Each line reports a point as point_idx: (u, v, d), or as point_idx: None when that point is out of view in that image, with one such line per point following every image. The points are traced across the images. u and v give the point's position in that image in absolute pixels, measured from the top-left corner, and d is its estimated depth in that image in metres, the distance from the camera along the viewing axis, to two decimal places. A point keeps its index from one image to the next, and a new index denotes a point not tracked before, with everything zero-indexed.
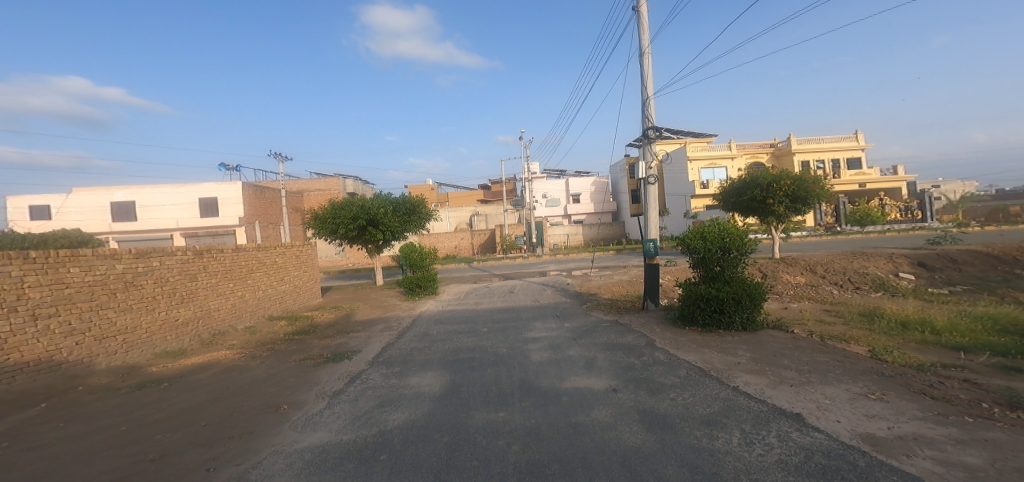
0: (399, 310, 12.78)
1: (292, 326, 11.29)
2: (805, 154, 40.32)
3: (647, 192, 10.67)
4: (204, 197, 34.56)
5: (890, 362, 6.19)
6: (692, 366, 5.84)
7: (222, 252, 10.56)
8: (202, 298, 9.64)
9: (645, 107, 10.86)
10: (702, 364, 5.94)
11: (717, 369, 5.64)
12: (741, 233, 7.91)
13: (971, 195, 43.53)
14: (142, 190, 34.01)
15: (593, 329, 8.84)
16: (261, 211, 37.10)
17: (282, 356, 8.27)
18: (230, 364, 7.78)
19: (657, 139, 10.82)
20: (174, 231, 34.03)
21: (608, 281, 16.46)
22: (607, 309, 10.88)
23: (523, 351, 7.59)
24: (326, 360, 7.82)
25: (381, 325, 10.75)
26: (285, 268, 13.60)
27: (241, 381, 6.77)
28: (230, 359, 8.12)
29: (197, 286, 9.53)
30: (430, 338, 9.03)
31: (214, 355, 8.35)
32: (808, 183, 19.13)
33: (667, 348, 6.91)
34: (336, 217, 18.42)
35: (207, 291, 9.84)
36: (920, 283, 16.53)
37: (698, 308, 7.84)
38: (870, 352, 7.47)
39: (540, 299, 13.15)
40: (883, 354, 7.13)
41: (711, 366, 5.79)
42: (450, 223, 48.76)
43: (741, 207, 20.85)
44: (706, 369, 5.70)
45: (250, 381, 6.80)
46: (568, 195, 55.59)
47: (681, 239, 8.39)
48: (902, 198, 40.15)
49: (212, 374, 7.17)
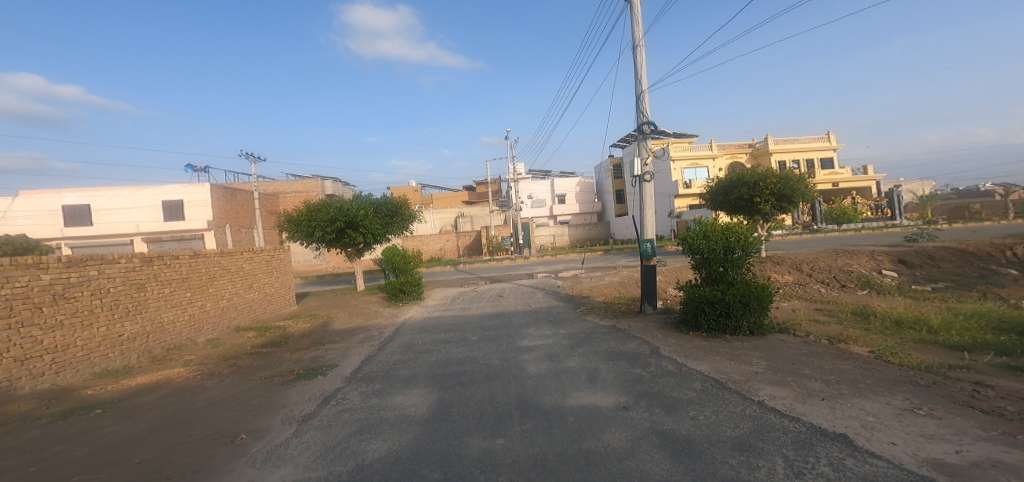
0: (381, 317, 11.97)
1: (261, 337, 10.36)
2: (781, 155, 41.07)
3: (643, 190, 10.15)
4: (168, 199, 32.68)
5: (906, 366, 5.86)
6: (707, 379, 5.34)
7: (177, 259, 9.57)
8: (152, 310, 8.67)
9: (639, 102, 10.37)
10: (718, 375, 5.44)
11: (737, 381, 5.16)
12: (745, 233, 7.45)
13: (937, 194, 45.22)
14: (99, 192, 31.93)
15: (590, 336, 8.30)
16: (231, 214, 35.40)
17: (246, 373, 7.40)
18: (183, 384, 6.88)
19: (651, 136, 10.29)
20: (135, 236, 32.08)
21: (599, 283, 16.00)
22: (602, 313, 10.36)
23: (519, 363, 6.98)
24: (296, 378, 7.01)
25: (361, 335, 9.96)
26: (254, 274, 12.61)
27: (195, 405, 5.94)
28: (184, 378, 7.20)
29: (146, 297, 8.55)
30: (415, 349, 8.32)
31: (165, 373, 7.42)
32: (794, 181, 19.27)
33: (673, 357, 6.42)
34: (312, 219, 17.41)
35: (158, 301, 8.86)
36: (904, 280, 16.66)
37: (701, 312, 7.39)
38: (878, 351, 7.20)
39: (530, 303, 12.56)
40: (892, 356, 6.85)
41: (729, 378, 5.31)
42: (434, 225, 47.79)
43: (729, 206, 20.72)
44: (724, 381, 5.21)
45: (205, 404, 5.96)
46: (552, 196, 55.25)
47: (682, 239, 7.92)
48: (874, 197, 41.31)
49: (160, 397, 6.28)
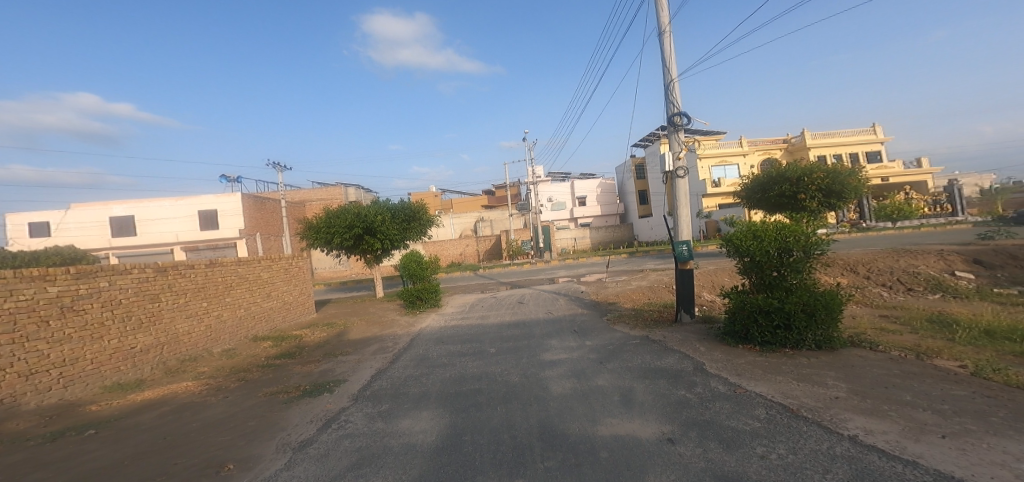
0: (398, 326, 11.42)
1: (276, 347, 9.98)
2: (821, 149, 38.60)
3: (676, 187, 9.12)
4: (204, 209, 33.69)
5: (1016, 384, 4.81)
6: (772, 405, 4.42)
7: (193, 268, 9.29)
8: (166, 321, 8.35)
9: (669, 92, 9.40)
10: (787, 400, 4.52)
11: (812, 409, 4.24)
12: (805, 231, 6.34)
13: (1005, 186, 41.20)
14: (141, 204, 33.22)
15: (622, 348, 7.41)
16: (261, 222, 36.12)
17: (253, 387, 6.93)
18: (187, 400, 6.43)
19: (684, 128, 9.25)
20: (174, 245, 33.22)
21: (627, 288, 14.97)
22: (633, 322, 9.41)
23: (543, 381, 6.21)
24: (301, 395, 6.45)
25: (375, 346, 9.40)
26: (272, 282, 12.32)
27: (192, 426, 5.44)
28: (191, 392, 6.78)
29: (160, 307, 8.25)
30: (429, 363, 7.66)
31: (173, 387, 7.03)
32: (845, 176, 17.62)
33: (725, 376, 5.48)
34: (330, 226, 17.19)
35: (173, 312, 8.56)
36: (982, 283, 14.78)
37: (754, 323, 6.37)
38: (972, 365, 6.09)
39: (553, 310, 11.71)
40: (992, 371, 5.72)
41: (802, 404, 4.39)
42: (454, 230, 47.65)
43: (769, 204, 19.07)
44: (796, 409, 4.30)
45: (202, 425, 5.45)
46: (573, 199, 54.15)
47: (727, 240, 6.90)
48: (929, 192, 38.12)
49: (159, 415, 5.83)
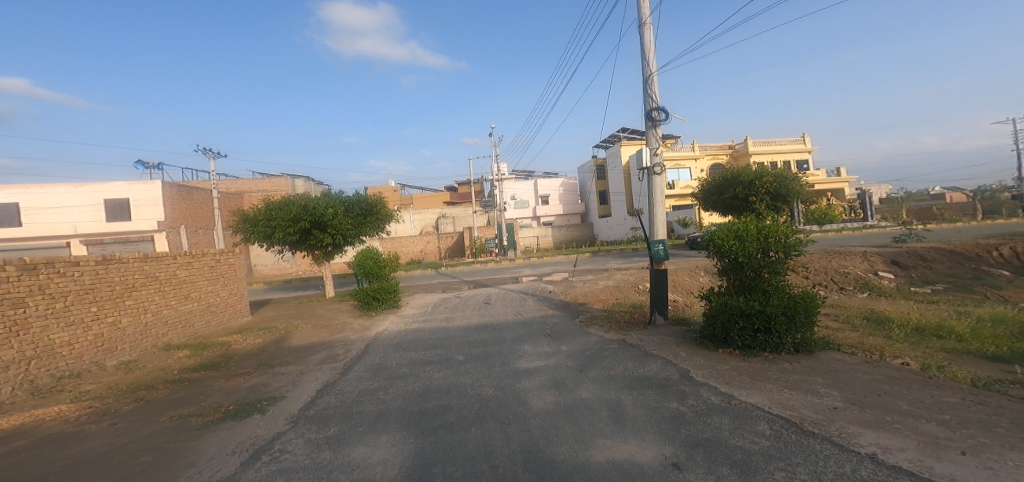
0: (348, 330, 10.33)
1: (196, 358, 8.56)
2: (759, 157, 41.20)
3: (653, 184, 8.87)
4: (111, 198, 29.74)
5: (979, 385, 4.90)
6: (775, 419, 4.08)
7: (75, 267, 7.69)
8: (36, 331, 6.78)
9: (648, 85, 9.12)
10: (789, 413, 4.21)
11: (818, 423, 3.93)
12: (786, 232, 6.15)
13: (911, 194, 46.08)
14: (28, 189, 28.68)
15: (599, 356, 6.96)
16: (186, 214, 32.59)
17: (152, 409, 5.68)
18: (56, 429, 5.11)
19: (661, 123, 9.02)
20: (71, 238, 28.95)
21: (592, 288, 14.76)
22: (605, 324, 9.06)
23: (519, 396, 5.58)
24: (222, 417, 5.35)
25: (323, 354, 8.33)
26: (192, 282, 10.72)
27: (55, 467, 4.22)
28: (64, 419, 5.43)
29: (27, 314, 6.67)
30: (387, 374, 6.78)
31: (40, 413, 5.61)
32: (789, 182, 18.73)
33: (715, 386, 5.15)
34: (272, 219, 15.51)
35: (46, 319, 6.97)
36: (902, 282, 16.13)
37: (735, 326, 6.15)
38: (921, 359, 6.33)
39: (520, 311, 11.16)
40: (946, 367, 5.90)
41: (805, 417, 4.08)
42: (414, 226, 45.75)
43: (723, 205, 19.86)
44: (802, 423, 3.97)
45: (70, 465, 4.25)
46: (535, 197, 54.22)
47: (710, 240, 6.61)
48: (847, 199, 41.93)
49: (5, 455, 4.52)
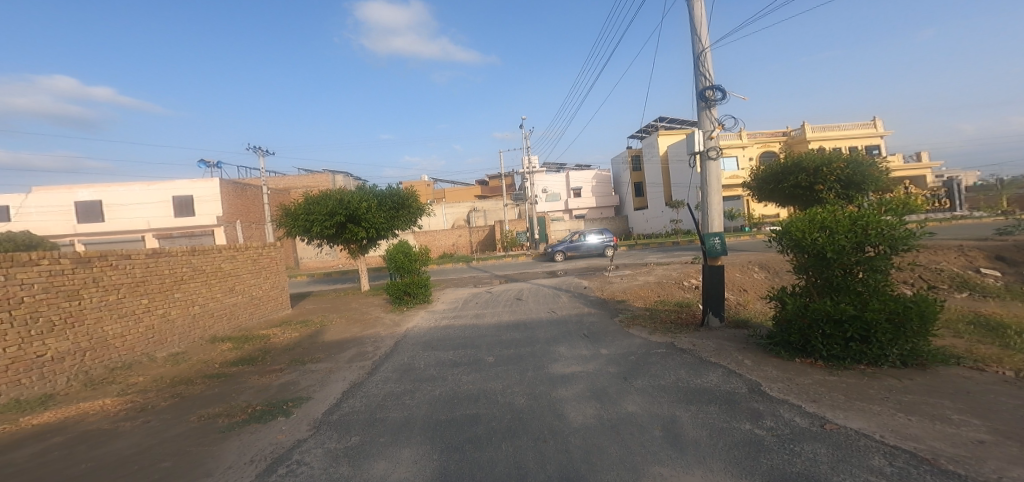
0: (380, 326, 10.08)
1: (236, 351, 8.55)
2: (821, 142, 37.70)
3: (707, 170, 7.86)
4: (177, 195, 31.79)
5: None
6: (901, 456, 3.22)
7: (129, 260, 7.77)
8: (91, 322, 6.84)
9: (699, 62, 8.03)
10: (919, 452, 3.29)
11: (964, 466, 3.01)
12: (891, 222, 5.04)
13: (1005, 180, 40.63)
14: (109, 188, 31.21)
15: (646, 362, 6.17)
16: (241, 209, 34.29)
17: (184, 407, 5.49)
18: (94, 425, 4.98)
19: (716, 104, 7.96)
20: (144, 232, 31.32)
21: (633, 284, 13.79)
22: (650, 325, 8.21)
23: (556, 408, 4.93)
24: (247, 419, 5.06)
25: (354, 350, 8.07)
26: (236, 275, 10.84)
27: (81, 469, 3.98)
28: (104, 414, 5.32)
29: (82, 306, 6.72)
30: (414, 376, 6.33)
31: (85, 406, 5.56)
32: (864, 166, 16.67)
33: (800, 405, 4.27)
34: (310, 213, 15.70)
35: (100, 311, 7.02)
36: (1010, 281, 13.87)
37: (821, 333, 5.18)
38: None
39: (556, 309, 10.46)
40: None
41: (943, 458, 3.19)
42: (447, 220, 45.90)
43: (781, 195, 18.09)
44: (940, 465, 3.07)
45: (99, 466, 4.04)
46: (568, 189, 52.94)
47: (789, 232, 5.58)
48: (928, 186, 37.43)
49: (43, 451, 4.39)
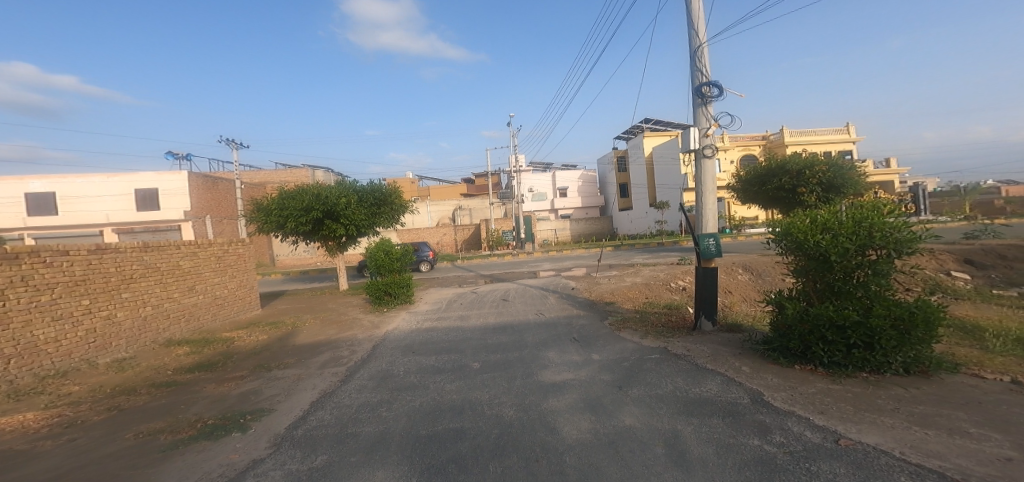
0: (358, 327, 9.54)
1: (193, 356, 7.85)
2: (798, 147, 38.58)
3: (702, 169, 7.59)
4: (142, 188, 30.20)
5: None
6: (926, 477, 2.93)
7: (66, 256, 7.01)
8: (18, 325, 6.10)
9: (696, 57, 7.76)
10: (946, 472, 3.00)
11: None
12: (896, 224, 4.71)
13: (968, 186, 42.44)
14: (65, 179, 29.35)
15: (640, 369, 5.83)
16: (212, 204, 32.81)
17: (120, 423, 4.85)
18: (7, 445, 4.31)
19: (712, 101, 7.71)
20: (104, 227, 29.57)
21: (620, 285, 13.55)
22: (642, 328, 7.92)
23: (547, 421, 4.53)
24: (195, 435, 4.49)
25: (327, 355, 7.52)
26: (197, 273, 10.08)
27: None
28: (24, 431, 4.65)
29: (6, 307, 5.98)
30: (391, 384, 5.83)
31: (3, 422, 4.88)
32: (845, 170, 16.95)
33: (809, 418, 3.99)
34: (284, 208, 14.90)
35: (30, 313, 6.29)
36: (980, 284, 14.27)
37: (822, 339, 4.93)
38: None
39: (543, 310, 10.10)
40: None
41: (973, 479, 2.89)
42: (431, 218, 45.14)
43: (764, 197, 18.22)
44: None
45: None
46: (553, 189, 52.86)
47: (788, 234, 5.30)
48: (897, 191, 38.77)
49: None
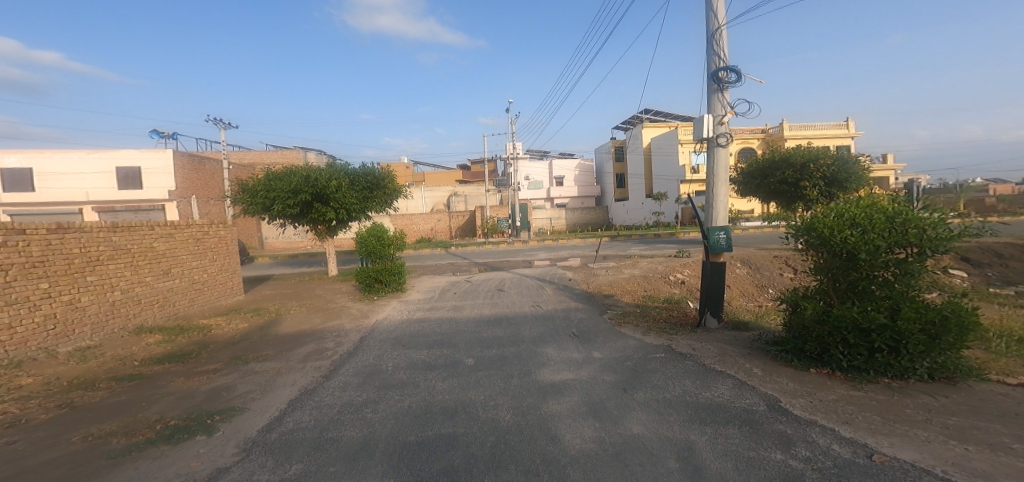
0: (345, 316, 9.10)
1: (165, 345, 7.37)
2: (795, 141, 38.37)
3: (714, 157, 7.19)
4: (124, 166, 29.15)
5: None
6: None
7: (20, 236, 6.48)
8: None
9: (713, 39, 7.27)
10: None
11: None
12: (931, 222, 4.33)
13: (961, 184, 42.66)
14: (42, 154, 28.18)
15: (644, 370, 5.45)
16: (197, 184, 31.81)
17: (71, 424, 4.41)
18: None
19: (729, 86, 7.26)
20: (83, 205, 28.47)
21: (618, 276, 13.21)
22: (644, 324, 7.54)
23: (548, 428, 4.13)
24: (151, 440, 4.05)
25: (309, 346, 7.07)
26: (173, 257, 9.55)
27: None
28: None
29: None
30: (378, 382, 5.40)
31: None
32: (850, 164, 16.68)
33: (833, 429, 3.61)
34: (271, 190, 14.28)
35: None
36: (977, 282, 14.14)
37: (842, 342, 4.57)
38: None
39: (539, 302, 9.71)
40: None
41: None
42: (425, 203, 44.42)
43: (766, 190, 17.91)
44: None
45: None
46: (549, 178, 52.29)
47: (811, 229, 4.92)
48: (891, 187, 38.84)
49: None
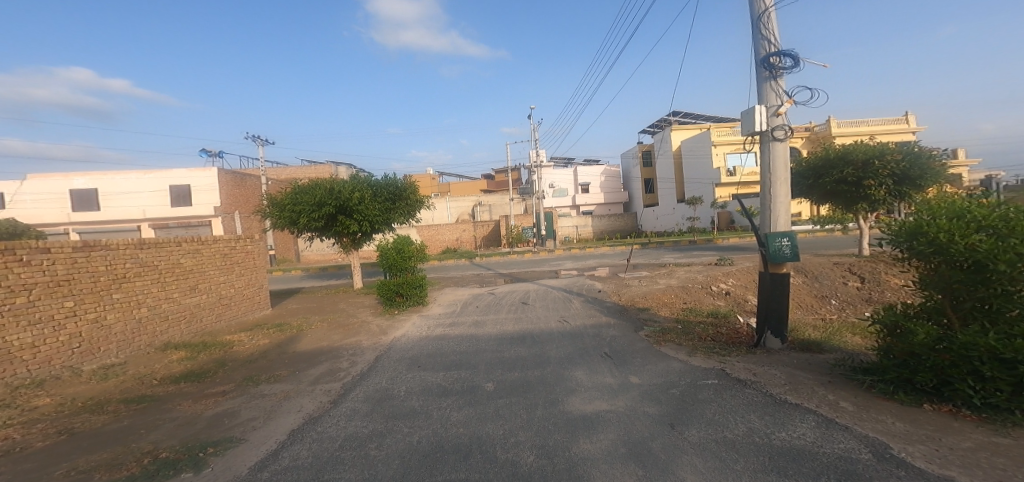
0: (364, 332, 8.70)
1: (185, 363, 7.16)
2: (844, 138, 35.68)
3: (771, 153, 6.25)
4: (175, 185, 30.87)
5: None
6: None
7: (46, 254, 6.44)
8: None
9: (761, 22, 6.36)
10: None
11: None
12: None
13: None
14: (105, 176, 30.29)
15: (699, 400, 4.58)
16: (241, 200, 33.24)
17: (64, 454, 4.08)
18: None
19: (784, 73, 6.33)
20: (141, 222, 30.46)
21: (653, 287, 12.22)
22: (690, 343, 6.61)
23: (579, 475, 3.38)
24: (137, 476, 3.62)
25: (324, 366, 6.65)
26: (201, 272, 9.52)
27: None
28: None
29: None
30: (388, 410, 4.83)
31: None
32: (926, 159, 14.91)
33: None
34: (297, 203, 14.34)
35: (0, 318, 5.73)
36: None
37: (974, 375, 3.58)
38: None
39: (568, 317, 8.94)
40: None
41: None
42: (451, 214, 44.58)
43: (821, 191, 16.34)
44: None
45: None
46: (576, 185, 51.23)
47: (917, 237, 4.02)
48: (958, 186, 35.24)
49: None
